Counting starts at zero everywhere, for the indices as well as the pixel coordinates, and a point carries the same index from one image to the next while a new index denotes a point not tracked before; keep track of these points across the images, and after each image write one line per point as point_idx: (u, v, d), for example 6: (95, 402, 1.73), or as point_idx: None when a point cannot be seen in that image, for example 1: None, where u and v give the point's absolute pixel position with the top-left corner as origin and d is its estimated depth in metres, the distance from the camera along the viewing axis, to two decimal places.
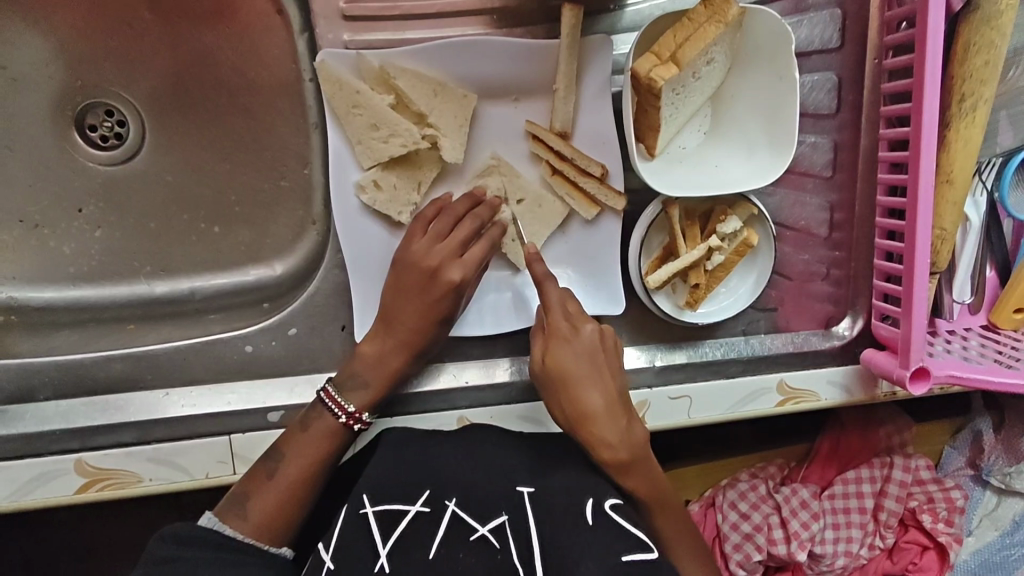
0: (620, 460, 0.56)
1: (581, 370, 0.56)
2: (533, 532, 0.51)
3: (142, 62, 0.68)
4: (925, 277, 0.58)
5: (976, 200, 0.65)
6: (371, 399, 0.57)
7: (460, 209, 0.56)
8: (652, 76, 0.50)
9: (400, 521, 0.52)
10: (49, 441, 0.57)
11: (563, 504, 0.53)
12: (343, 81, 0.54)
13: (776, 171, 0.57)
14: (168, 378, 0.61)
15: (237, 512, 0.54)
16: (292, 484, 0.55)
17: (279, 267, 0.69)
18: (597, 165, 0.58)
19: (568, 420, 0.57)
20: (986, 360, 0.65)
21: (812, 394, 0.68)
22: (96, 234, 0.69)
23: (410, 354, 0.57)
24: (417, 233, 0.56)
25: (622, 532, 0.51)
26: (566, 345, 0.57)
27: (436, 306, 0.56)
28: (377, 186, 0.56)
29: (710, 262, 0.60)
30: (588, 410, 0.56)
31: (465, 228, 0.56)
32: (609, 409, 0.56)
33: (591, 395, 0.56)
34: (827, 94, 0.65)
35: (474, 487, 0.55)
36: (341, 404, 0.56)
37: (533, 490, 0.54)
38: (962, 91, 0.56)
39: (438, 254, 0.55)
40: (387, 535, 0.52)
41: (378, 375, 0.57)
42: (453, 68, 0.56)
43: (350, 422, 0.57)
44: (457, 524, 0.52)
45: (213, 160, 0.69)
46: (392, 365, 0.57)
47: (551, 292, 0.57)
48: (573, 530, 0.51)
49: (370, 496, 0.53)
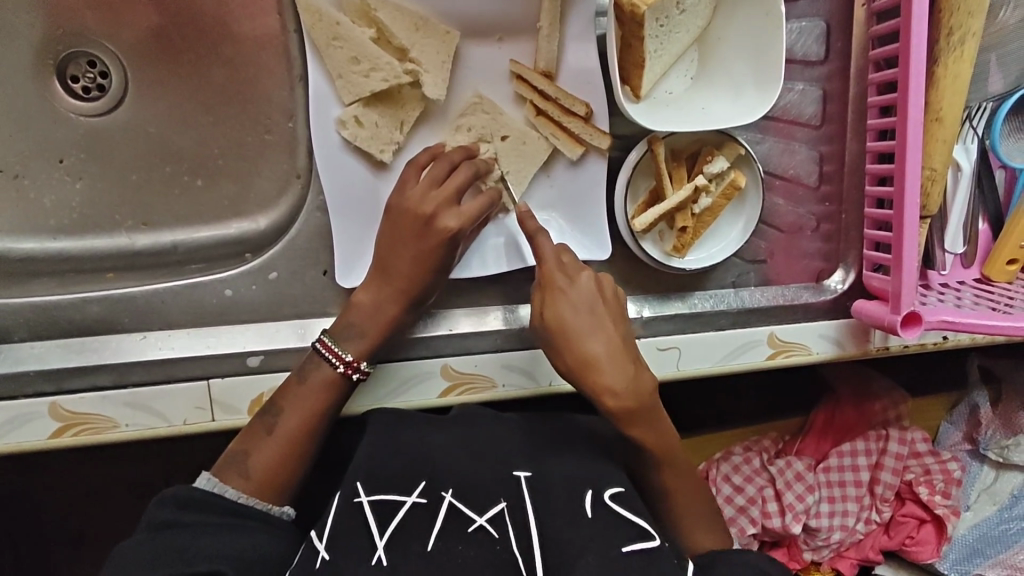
0: (627, 408, 0.53)
1: (581, 320, 0.54)
2: (533, 518, 0.48)
3: (127, 10, 0.67)
4: (916, 219, 0.57)
5: (967, 147, 0.65)
6: (363, 347, 0.56)
7: (458, 157, 0.56)
8: (635, 2, 0.50)
9: (396, 512, 0.48)
10: (22, 384, 0.56)
11: (562, 496, 0.49)
12: (323, 11, 0.53)
13: (761, 109, 0.57)
14: (146, 322, 0.59)
15: (238, 471, 0.52)
16: (292, 431, 0.54)
17: (262, 221, 0.68)
18: (581, 104, 0.57)
19: (571, 370, 0.54)
20: (980, 307, 0.64)
21: (803, 347, 0.67)
22: (77, 186, 0.68)
23: (398, 298, 0.55)
24: (409, 178, 0.55)
25: (627, 524, 0.47)
26: (563, 296, 0.54)
27: (431, 250, 0.54)
28: (357, 122, 0.55)
29: (697, 205, 0.59)
30: (591, 358, 0.53)
31: (463, 172, 0.55)
32: (614, 358, 0.53)
33: (593, 344, 0.53)
34: (815, 41, 0.65)
35: (471, 476, 0.51)
36: (338, 352, 0.55)
37: (530, 474, 0.51)
38: (950, 24, 0.55)
39: (433, 202, 0.54)
40: (383, 528, 0.47)
41: (375, 326, 0.56)
42: (435, 4, 0.56)
43: (349, 371, 0.55)
44: (455, 515, 0.48)
45: (197, 111, 0.68)
46: (380, 311, 0.55)
47: (544, 246, 0.55)
48: (573, 524, 0.47)
49: (364, 486, 0.50)
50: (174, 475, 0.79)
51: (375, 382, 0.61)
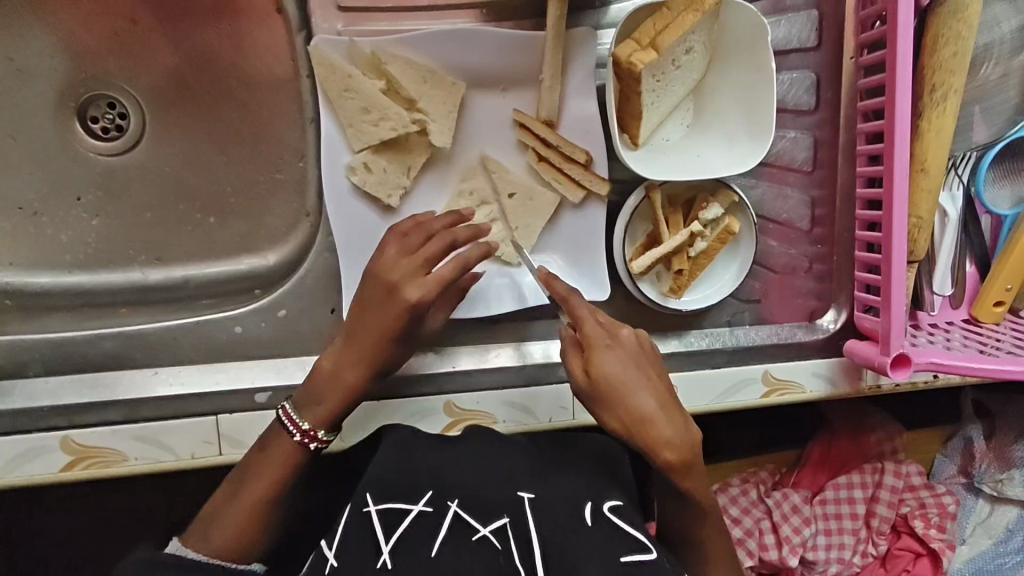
0: (683, 460, 0.51)
1: (630, 373, 0.52)
2: (535, 535, 0.48)
3: (146, 57, 0.70)
4: (903, 263, 0.59)
5: (953, 194, 0.67)
6: (327, 413, 0.55)
7: (440, 227, 0.56)
8: (632, 60, 0.52)
9: (402, 521, 0.49)
10: (36, 419, 0.57)
11: (564, 510, 0.50)
12: (335, 65, 0.56)
13: (755, 158, 0.59)
14: (157, 358, 0.61)
15: (202, 534, 0.53)
16: (256, 496, 0.54)
17: (271, 257, 0.71)
18: (582, 151, 0.60)
19: (621, 429, 0.52)
20: (968, 348, 0.66)
21: (798, 385, 0.68)
22: (93, 223, 0.70)
23: (365, 364, 0.56)
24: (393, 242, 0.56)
25: (622, 534, 0.49)
26: (611, 350, 0.52)
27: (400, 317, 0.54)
28: (366, 168, 0.57)
29: (693, 248, 0.61)
30: (645, 414, 0.51)
31: (436, 243, 0.55)
32: (667, 411, 0.52)
33: (644, 398, 0.51)
34: (806, 92, 0.67)
35: (477, 485, 0.51)
36: (295, 422, 0.55)
37: (533, 495, 0.51)
38: (933, 81, 0.57)
39: (406, 272, 0.54)
40: (389, 533, 0.48)
41: (338, 393, 0.56)
42: (443, 58, 0.58)
43: (308, 439, 0.55)
44: (461, 526, 0.49)
45: (211, 151, 0.71)
46: (346, 374, 0.55)
47: (580, 307, 0.55)
48: (575, 536, 0.48)
49: (373, 495, 0.50)
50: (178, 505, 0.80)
51: (375, 405, 0.62)
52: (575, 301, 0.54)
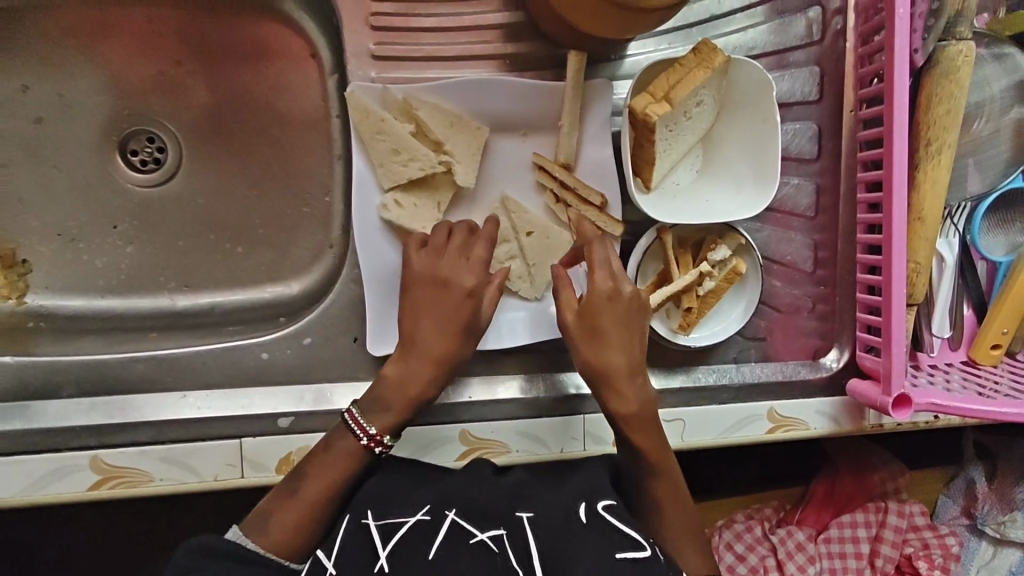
0: (629, 415, 0.59)
1: (613, 329, 0.59)
2: (532, 544, 0.49)
3: (187, 95, 0.75)
4: (902, 307, 0.62)
5: (950, 241, 0.70)
6: (393, 420, 0.58)
7: (492, 233, 0.61)
8: (648, 112, 0.56)
9: (399, 528, 0.51)
10: (67, 438, 0.59)
11: (558, 517, 0.51)
12: (369, 109, 0.59)
13: (760, 205, 0.62)
14: (186, 381, 0.63)
15: (260, 526, 0.55)
16: (314, 496, 0.56)
17: (295, 286, 0.74)
18: (598, 194, 0.63)
19: (590, 370, 0.59)
20: (967, 390, 0.68)
21: (802, 423, 0.71)
22: (127, 250, 0.73)
23: (429, 370, 0.59)
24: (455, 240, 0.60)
25: (619, 532, 0.50)
26: (608, 304, 0.58)
27: (466, 318, 0.59)
28: (398, 204, 0.61)
29: (701, 287, 0.64)
30: (610, 366, 0.58)
31: (484, 245, 0.60)
32: (634, 368, 0.59)
33: (619, 353, 0.59)
34: (809, 141, 0.71)
35: (477, 502, 0.54)
36: (363, 426, 0.58)
37: (532, 515, 0.52)
38: (928, 136, 0.61)
39: (473, 277, 0.59)
40: (386, 539, 0.50)
41: (401, 399, 0.58)
42: (469, 104, 0.62)
43: (372, 444, 0.58)
44: (458, 530, 0.50)
45: (243, 185, 0.75)
46: (409, 382, 0.58)
47: (596, 251, 0.59)
48: (570, 537, 0.50)
49: (373, 510, 0.54)
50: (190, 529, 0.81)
51: None
52: (591, 250, 0.59)
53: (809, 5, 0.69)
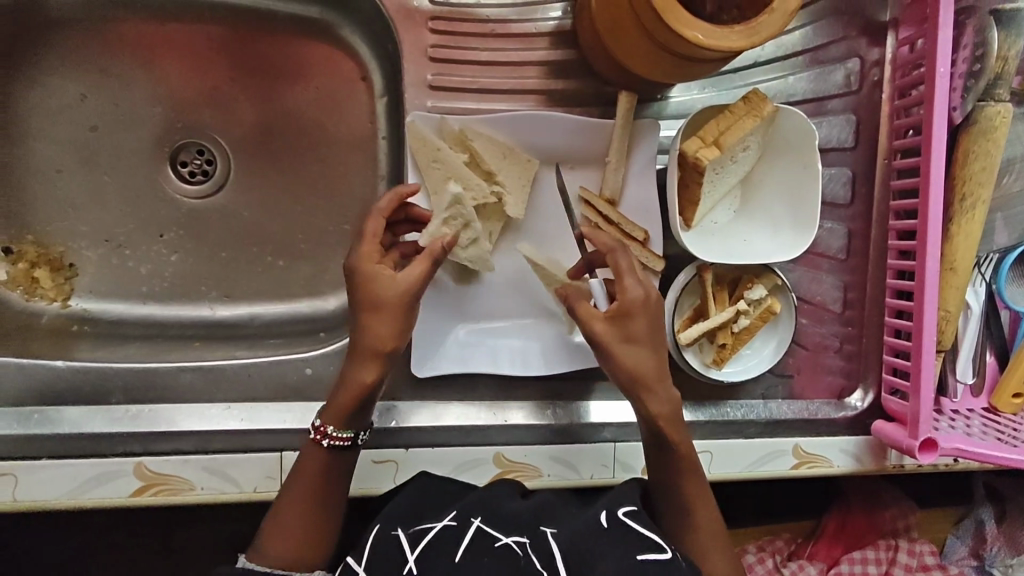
0: (664, 415, 0.59)
1: (646, 331, 0.58)
2: (556, 547, 0.52)
3: (237, 110, 0.76)
4: (932, 353, 0.64)
5: (976, 290, 0.72)
6: (335, 410, 0.56)
7: (384, 208, 0.59)
8: (698, 156, 0.58)
9: (426, 533, 0.53)
10: (114, 443, 0.61)
11: (579, 526, 0.54)
12: (427, 138, 0.61)
13: (799, 248, 0.64)
14: (230, 392, 0.65)
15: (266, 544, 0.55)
16: (298, 499, 0.56)
17: (332, 301, 0.75)
18: (640, 230, 0.65)
19: (622, 378, 0.58)
20: (987, 436, 0.69)
21: (825, 460, 0.72)
22: (172, 259, 0.75)
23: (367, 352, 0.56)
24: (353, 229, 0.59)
25: (638, 535, 0.53)
26: (640, 309, 0.57)
27: (375, 295, 0.55)
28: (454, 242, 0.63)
29: (737, 324, 0.66)
30: (643, 371, 0.58)
31: (377, 223, 0.58)
32: (663, 369, 0.59)
33: (650, 355, 0.58)
34: (842, 186, 0.73)
35: (500, 513, 0.56)
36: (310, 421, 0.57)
37: (555, 530, 0.54)
38: (964, 191, 0.63)
39: (357, 258, 0.57)
40: (414, 543, 0.52)
41: (348, 390, 0.56)
42: (522, 137, 0.64)
43: (320, 435, 0.56)
44: (483, 536, 0.53)
45: (287, 201, 0.76)
46: (348, 373, 0.56)
47: (620, 259, 0.58)
48: (593, 539, 0.52)
49: (404, 523, 0.55)
50: (207, 540, 0.81)
51: (423, 450, 0.65)
52: (617, 257, 0.58)
53: (850, 56, 0.72)
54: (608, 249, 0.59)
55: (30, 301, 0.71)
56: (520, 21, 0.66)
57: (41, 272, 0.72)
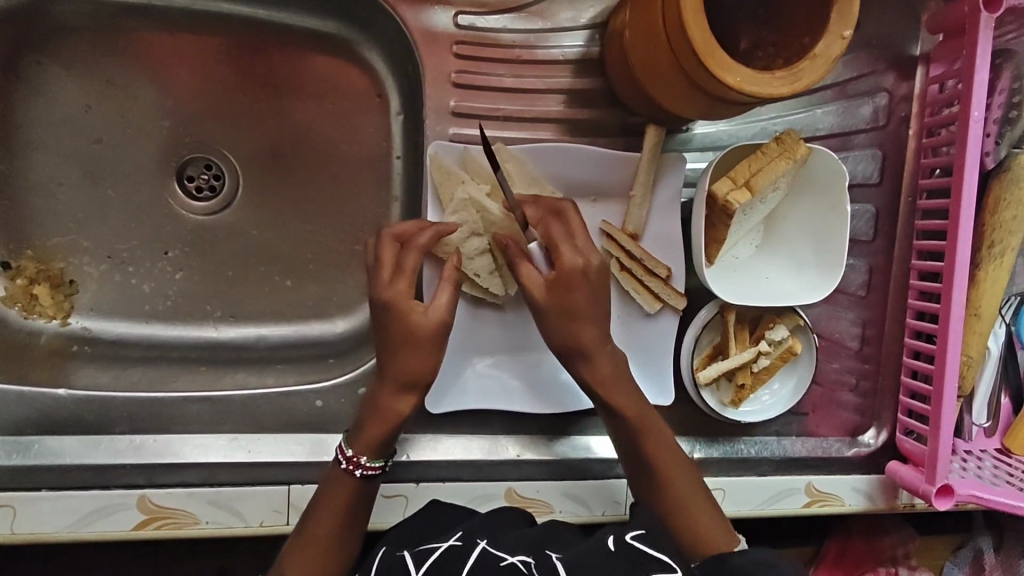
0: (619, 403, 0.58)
1: (591, 301, 0.56)
2: (560, 566, 0.49)
3: (247, 125, 0.73)
4: (953, 399, 0.63)
5: (996, 332, 0.72)
6: (371, 440, 0.55)
7: (425, 243, 0.56)
8: (729, 199, 0.57)
9: (431, 553, 0.52)
10: (117, 475, 0.59)
11: (587, 548, 0.52)
12: (451, 170, 0.61)
13: (824, 290, 0.63)
14: (237, 423, 0.63)
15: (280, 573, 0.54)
16: (317, 530, 0.55)
17: (341, 324, 0.73)
18: (663, 266, 0.63)
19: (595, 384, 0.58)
20: (1000, 481, 0.68)
21: (837, 498, 0.71)
22: (176, 277, 0.72)
23: (398, 385, 0.55)
24: (386, 252, 0.56)
25: (649, 556, 0.50)
26: (575, 277, 0.56)
27: (413, 330, 0.54)
28: (475, 277, 0.62)
29: (756, 364, 0.65)
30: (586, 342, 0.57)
31: (416, 256, 0.56)
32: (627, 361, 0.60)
33: (597, 328, 0.57)
34: (866, 224, 0.72)
35: (505, 538, 0.54)
36: (341, 448, 0.56)
37: (561, 553, 0.52)
38: (993, 238, 0.63)
39: (392, 289, 0.54)
40: (419, 563, 0.50)
41: (368, 421, 0.55)
42: (546, 168, 0.63)
43: (350, 467, 0.55)
44: (487, 555, 0.50)
45: (295, 219, 0.74)
46: (384, 401, 0.55)
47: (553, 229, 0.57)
48: (598, 557, 0.50)
49: (409, 544, 0.54)
50: (201, 567, 0.79)
51: (433, 485, 0.63)
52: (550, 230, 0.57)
53: (878, 90, 0.70)
54: (544, 219, 0.58)
55: (28, 319, 0.69)
56: (543, 48, 0.64)
57: (41, 288, 0.69)
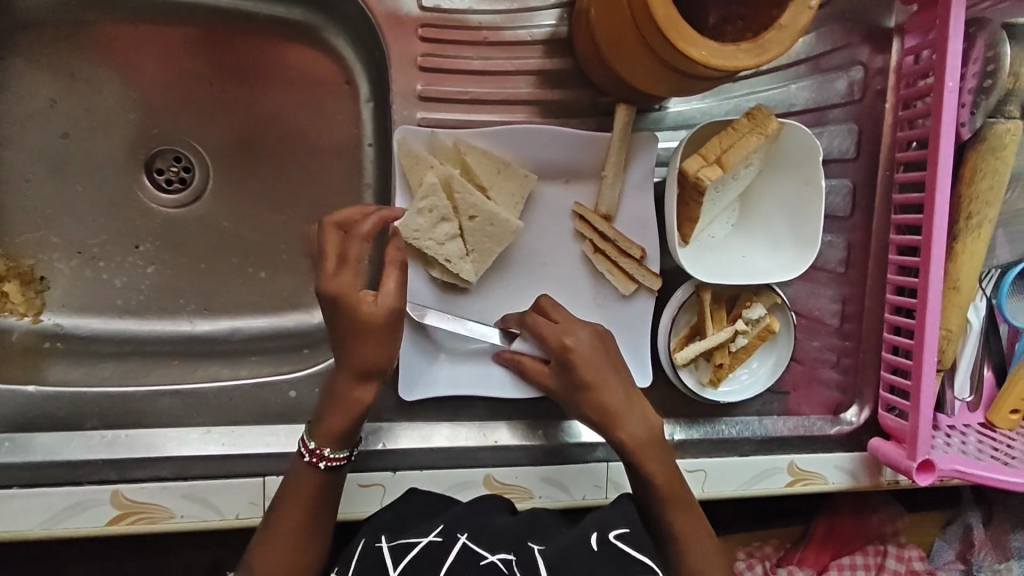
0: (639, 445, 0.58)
1: (605, 374, 0.59)
2: (542, 565, 0.48)
3: (215, 116, 0.72)
4: (932, 374, 0.63)
5: (977, 306, 0.71)
6: (332, 433, 0.55)
7: (368, 231, 0.54)
8: (700, 175, 0.56)
9: (411, 548, 0.51)
10: (88, 472, 0.58)
11: (570, 539, 0.51)
12: (419, 155, 0.60)
13: (801, 266, 0.62)
14: (210, 416, 0.63)
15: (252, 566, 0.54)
16: (293, 520, 0.54)
17: (318, 315, 0.72)
18: (637, 247, 0.63)
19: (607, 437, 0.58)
20: (984, 456, 0.68)
21: (820, 477, 0.71)
22: (149, 271, 0.71)
23: (353, 373, 0.54)
24: (329, 242, 0.54)
25: (630, 560, 0.50)
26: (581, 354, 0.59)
27: (363, 322, 0.52)
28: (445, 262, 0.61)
29: (734, 344, 0.65)
30: (610, 408, 0.58)
31: (358, 245, 0.53)
32: (594, 343, 0.60)
33: (614, 392, 0.59)
34: (842, 199, 0.71)
35: (490, 530, 0.53)
36: (303, 441, 0.55)
37: (543, 547, 0.51)
38: (970, 210, 0.62)
39: (336, 279, 0.52)
40: (397, 559, 0.50)
41: (339, 411, 0.55)
42: (516, 150, 0.62)
43: (315, 459, 0.55)
44: (469, 554, 0.50)
45: (268, 210, 0.73)
46: (355, 391, 0.54)
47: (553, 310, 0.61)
48: (582, 556, 0.49)
49: (388, 534, 0.53)
50: (184, 561, 0.78)
51: (411, 472, 0.63)
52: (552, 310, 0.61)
53: (854, 64, 0.69)
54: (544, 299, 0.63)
55: None
56: (511, 29, 0.63)
57: (10, 285, 0.68)
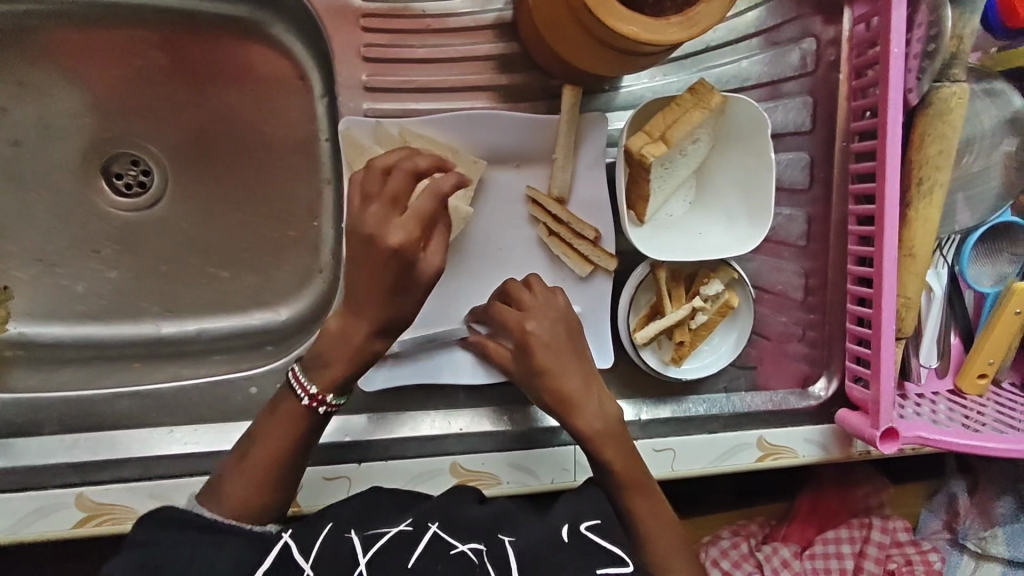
0: (596, 432, 0.58)
1: (563, 359, 0.58)
2: (512, 554, 0.47)
3: (169, 117, 0.72)
4: (892, 341, 0.62)
5: (938, 272, 0.71)
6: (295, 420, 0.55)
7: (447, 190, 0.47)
8: (644, 152, 0.56)
9: (379, 538, 0.49)
10: (50, 476, 0.58)
11: (538, 530, 0.50)
12: (364, 146, 0.60)
13: (755, 239, 0.62)
14: (173, 416, 0.63)
15: (215, 498, 0.53)
16: (254, 497, 0.53)
17: (284, 312, 0.72)
18: (591, 228, 0.63)
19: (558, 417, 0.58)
20: (953, 423, 0.68)
21: (791, 450, 0.71)
22: (110, 275, 0.71)
23: (370, 327, 0.53)
24: (399, 188, 0.47)
25: (601, 550, 0.49)
26: (541, 341, 0.58)
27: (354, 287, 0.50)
28: None
29: (694, 321, 0.65)
30: (566, 393, 0.58)
31: (429, 201, 0.47)
32: (554, 330, 0.59)
33: (573, 376, 0.58)
34: (801, 172, 0.71)
35: (461, 520, 0.52)
36: (304, 383, 0.55)
37: (514, 538, 0.49)
38: (920, 175, 0.62)
39: (403, 232, 0.46)
40: (367, 547, 0.48)
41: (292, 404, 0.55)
42: (464, 136, 0.62)
43: (314, 403, 0.55)
44: (438, 541, 0.48)
45: (227, 209, 0.73)
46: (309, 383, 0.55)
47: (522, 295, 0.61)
48: (553, 546, 0.48)
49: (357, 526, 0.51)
50: None
51: (375, 465, 0.63)
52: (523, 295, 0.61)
53: (805, 36, 0.69)
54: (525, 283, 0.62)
55: None
56: (456, 15, 0.63)
57: None
